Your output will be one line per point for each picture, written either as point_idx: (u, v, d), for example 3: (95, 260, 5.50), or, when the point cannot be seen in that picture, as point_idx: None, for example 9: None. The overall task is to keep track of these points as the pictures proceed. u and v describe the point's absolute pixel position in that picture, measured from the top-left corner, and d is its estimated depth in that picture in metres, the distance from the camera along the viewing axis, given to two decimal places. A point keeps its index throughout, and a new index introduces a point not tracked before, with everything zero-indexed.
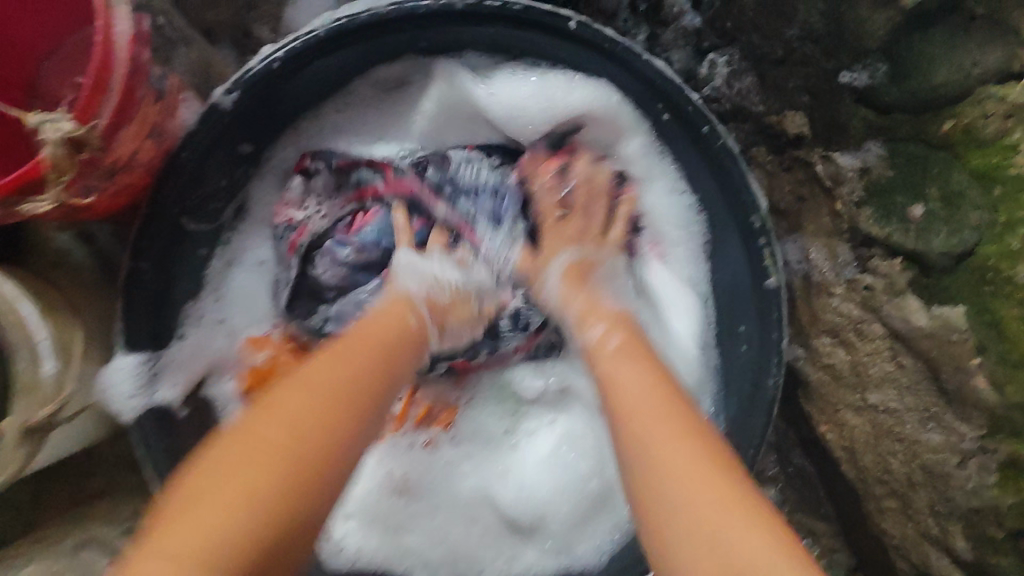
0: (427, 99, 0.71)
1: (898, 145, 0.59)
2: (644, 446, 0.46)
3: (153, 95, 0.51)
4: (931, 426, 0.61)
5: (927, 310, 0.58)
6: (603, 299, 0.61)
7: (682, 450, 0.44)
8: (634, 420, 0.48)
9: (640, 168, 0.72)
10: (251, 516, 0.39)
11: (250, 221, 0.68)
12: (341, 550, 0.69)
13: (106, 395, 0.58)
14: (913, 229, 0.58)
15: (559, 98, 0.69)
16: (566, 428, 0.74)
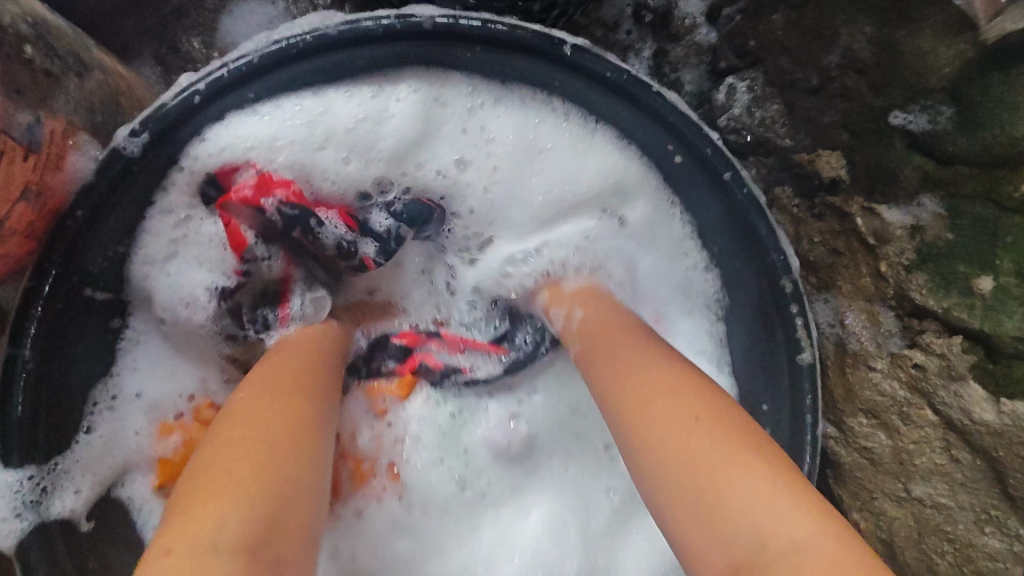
0: (402, 117, 0.53)
1: (960, 204, 0.49)
2: (659, 434, 0.40)
3: (19, 150, 0.39)
4: (989, 530, 0.52)
5: (995, 402, 0.49)
6: (564, 281, 0.55)
7: (681, 412, 0.40)
8: (642, 403, 0.41)
9: (659, 218, 0.58)
10: (246, 515, 0.33)
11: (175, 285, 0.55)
12: None
13: None
14: (978, 306, 0.49)
15: (567, 139, 0.55)
16: (544, 517, 0.60)
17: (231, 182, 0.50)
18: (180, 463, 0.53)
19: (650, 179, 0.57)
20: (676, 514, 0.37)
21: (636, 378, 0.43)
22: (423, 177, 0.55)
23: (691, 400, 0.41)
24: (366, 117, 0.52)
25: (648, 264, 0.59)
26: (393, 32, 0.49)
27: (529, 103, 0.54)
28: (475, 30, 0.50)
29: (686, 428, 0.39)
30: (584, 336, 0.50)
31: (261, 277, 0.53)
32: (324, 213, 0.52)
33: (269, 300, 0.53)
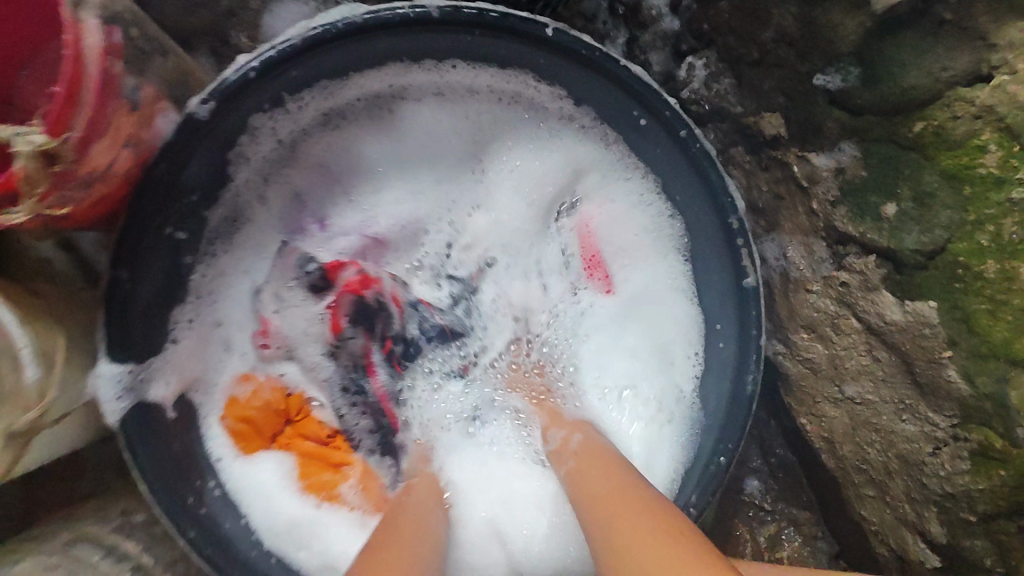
0: (417, 111, 0.69)
1: (870, 145, 0.61)
2: (631, 544, 0.44)
3: (127, 106, 0.50)
4: (907, 416, 0.64)
5: (901, 304, 0.60)
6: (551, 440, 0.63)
7: (633, 524, 0.45)
8: (616, 521, 0.47)
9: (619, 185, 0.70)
10: None
11: (230, 233, 0.67)
12: None
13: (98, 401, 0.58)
14: (886, 227, 0.60)
15: (528, 132, 0.70)
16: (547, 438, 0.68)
17: (338, 275, 0.71)
18: (245, 409, 0.67)
19: (600, 151, 0.69)
20: None
21: (610, 509, 0.48)
22: (421, 167, 0.72)
23: (639, 513, 0.47)
24: (390, 114, 0.69)
25: (609, 223, 0.71)
26: (406, 20, 0.60)
27: (499, 113, 0.69)
28: (472, 16, 0.60)
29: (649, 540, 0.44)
30: (580, 458, 0.58)
31: (349, 348, 0.71)
32: (382, 292, 0.72)
33: (358, 368, 0.71)
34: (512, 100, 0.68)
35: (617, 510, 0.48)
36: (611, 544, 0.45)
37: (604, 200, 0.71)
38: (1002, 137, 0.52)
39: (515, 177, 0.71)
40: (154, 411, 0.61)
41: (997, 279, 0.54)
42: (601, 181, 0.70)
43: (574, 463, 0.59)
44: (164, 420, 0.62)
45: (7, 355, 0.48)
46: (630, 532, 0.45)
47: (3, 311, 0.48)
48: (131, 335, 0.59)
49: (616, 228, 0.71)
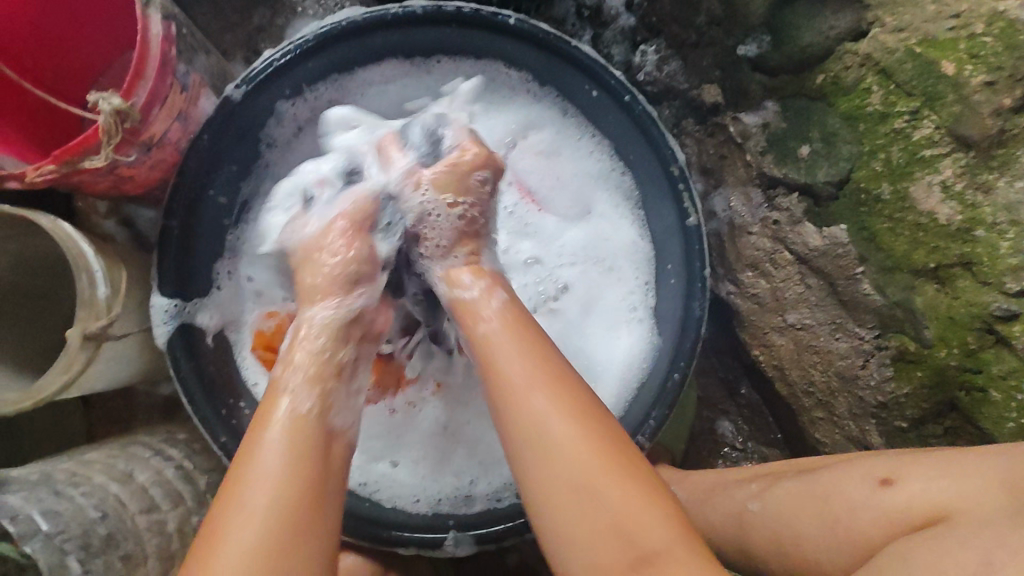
0: (399, 86, 0.83)
1: (788, 100, 0.72)
2: (568, 481, 0.50)
3: (178, 86, 0.65)
4: (839, 335, 0.72)
5: (818, 231, 0.70)
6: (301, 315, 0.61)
7: (574, 433, 0.51)
8: (550, 449, 0.51)
9: (573, 132, 0.83)
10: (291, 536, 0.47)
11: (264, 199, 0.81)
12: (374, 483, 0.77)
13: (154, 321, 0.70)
14: (803, 166, 0.70)
15: (477, 103, 0.84)
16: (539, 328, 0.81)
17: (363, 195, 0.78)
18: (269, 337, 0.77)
19: (540, 112, 0.83)
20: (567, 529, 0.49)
21: (540, 400, 0.53)
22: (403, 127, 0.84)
23: (597, 428, 0.52)
24: (379, 91, 0.83)
25: (567, 158, 0.84)
26: (399, 17, 0.74)
27: (452, 87, 0.83)
28: (451, 12, 0.74)
29: (600, 482, 0.49)
30: (507, 325, 0.59)
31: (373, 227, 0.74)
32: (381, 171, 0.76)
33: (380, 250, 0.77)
34: (471, 67, 0.81)
35: (540, 387, 0.53)
36: (549, 446, 0.51)
37: (546, 153, 0.84)
38: (881, 79, 0.63)
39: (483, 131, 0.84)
40: (196, 333, 0.72)
41: (892, 199, 0.64)
42: (546, 138, 0.84)
43: (496, 326, 0.59)
44: (203, 343, 0.73)
45: (84, 273, 0.61)
46: (569, 452, 0.50)
47: (83, 242, 0.61)
48: (179, 273, 0.72)
49: (563, 176, 0.84)
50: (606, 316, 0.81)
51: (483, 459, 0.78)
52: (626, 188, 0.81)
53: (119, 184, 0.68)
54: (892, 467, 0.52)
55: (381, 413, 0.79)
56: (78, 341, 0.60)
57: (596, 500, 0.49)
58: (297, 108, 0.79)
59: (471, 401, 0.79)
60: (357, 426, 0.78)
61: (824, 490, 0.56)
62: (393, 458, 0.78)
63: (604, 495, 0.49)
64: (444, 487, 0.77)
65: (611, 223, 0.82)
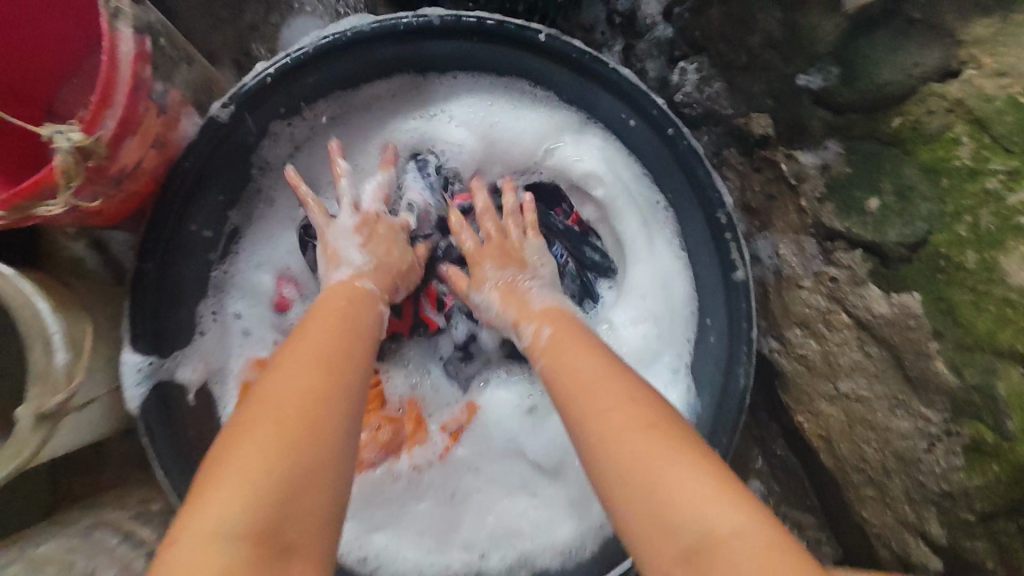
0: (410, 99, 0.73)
1: (856, 143, 0.62)
2: (626, 452, 0.44)
3: (155, 109, 0.55)
4: (901, 412, 0.63)
5: (887, 297, 0.61)
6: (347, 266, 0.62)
7: (639, 437, 0.44)
8: (592, 401, 0.48)
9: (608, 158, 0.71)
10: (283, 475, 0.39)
11: (256, 224, 0.72)
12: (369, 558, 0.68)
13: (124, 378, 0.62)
14: (870, 222, 0.61)
15: (510, 114, 0.73)
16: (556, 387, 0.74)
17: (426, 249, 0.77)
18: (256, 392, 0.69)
19: (567, 128, 0.72)
20: (625, 513, 0.43)
21: (606, 397, 0.48)
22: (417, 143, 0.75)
23: (658, 434, 0.44)
24: (386, 104, 0.73)
25: (600, 184, 0.72)
26: (411, 28, 0.65)
27: (484, 95, 0.72)
28: (471, 23, 0.65)
29: (657, 461, 0.42)
30: (554, 319, 0.60)
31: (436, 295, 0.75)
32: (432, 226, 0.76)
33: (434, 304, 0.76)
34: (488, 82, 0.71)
35: (601, 383, 0.50)
36: (605, 445, 0.45)
37: (592, 178, 0.73)
38: (973, 129, 0.53)
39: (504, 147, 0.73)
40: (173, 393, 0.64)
41: (977, 270, 0.54)
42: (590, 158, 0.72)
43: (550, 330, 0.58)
44: (179, 401, 0.65)
45: (40, 340, 0.52)
46: (633, 445, 0.44)
47: (38, 299, 0.53)
48: (153, 320, 0.64)
49: (608, 207, 0.73)
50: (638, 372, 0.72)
51: (494, 530, 0.70)
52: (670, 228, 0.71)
53: (83, 220, 0.58)
54: None
55: (382, 476, 0.71)
56: (30, 422, 0.51)
57: (665, 496, 0.41)
58: (293, 126, 0.70)
59: (484, 466, 0.73)
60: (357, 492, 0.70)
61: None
62: (395, 527, 0.70)
63: (671, 478, 0.41)
64: (449, 563, 0.68)
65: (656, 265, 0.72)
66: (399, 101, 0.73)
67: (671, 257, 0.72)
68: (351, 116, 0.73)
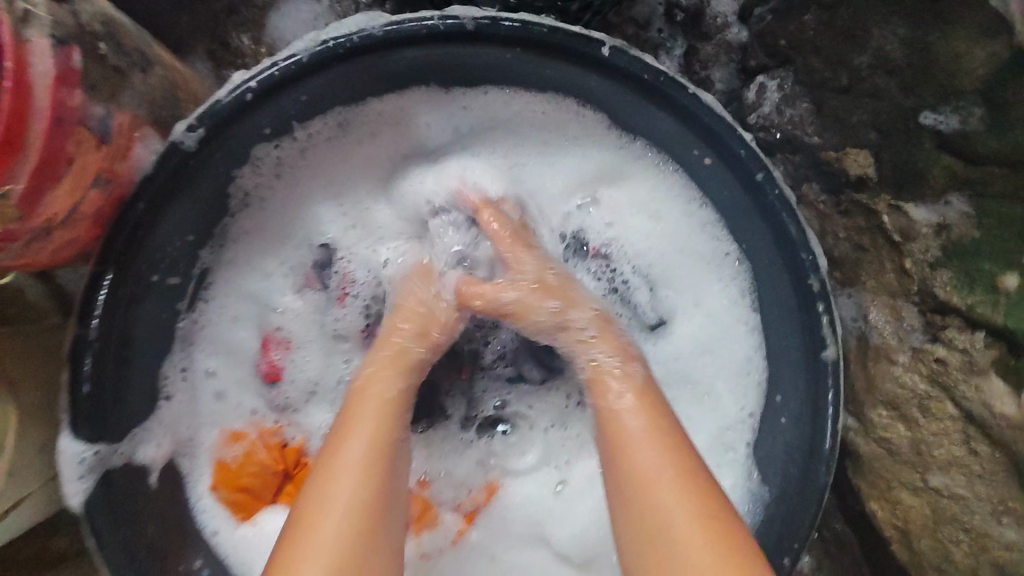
0: (436, 114, 0.59)
1: (986, 202, 0.51)
2: (642, 498, 0.43)
3: (96, 139, 0.40)
4: (1007, 520, 0.54)
5: (1016, 396, 0.50)
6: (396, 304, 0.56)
7: (670, 469, 0.43)
8: (625, 455, 0.45)
9: (674, 199, 0.60)
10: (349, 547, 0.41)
11: (230, 256, 0.57)
12: None
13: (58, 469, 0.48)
14: (1002, 303, 0.50)
15: (541, 149, 0.61)
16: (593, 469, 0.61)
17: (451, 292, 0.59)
18: (236, 473, 0.57)
19: (624, 159, 0.60)
20: (629, 552, 0.44)
21: (639, 429, 0.46)
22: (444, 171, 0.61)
23: (693, 462, 0.44)
24: (408, 122, 0.59)
25: (665, 229, 0.61)
26: (436, 32, 0.49)
27: (511, 122, 0.59)
28: (511, 29, 0.50)
29: (663, 500, 0.42)
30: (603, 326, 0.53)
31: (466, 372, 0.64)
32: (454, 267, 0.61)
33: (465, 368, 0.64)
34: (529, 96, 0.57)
35: (635, 405, 0.47)
36: (625, 464, 0.45)
37: (641, 212, 0.61)
38: None
39: (543, 178, 0.62)
40: (133, 476, 0.51)
41: None
42: (640, 194, 0.61)
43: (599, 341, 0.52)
44: (138, 488, 0.51)
45: None
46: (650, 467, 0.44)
47: None
48: (101, 394, 0.49)
49: (666, 257, 0.62)
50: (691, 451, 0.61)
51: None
52: (735, 281, 0.60)
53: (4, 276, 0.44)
54: None
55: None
56: None
57: (672, 565, 0.41)
58: (279, 152, 0.56)
59: (501, 553, 0.60)
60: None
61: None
62: None
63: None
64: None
65: (710, 327, 0.61)
66: (422, 117, 0.59)
67: (730, 320, 0.60)
68: (352, 134, 0.58)
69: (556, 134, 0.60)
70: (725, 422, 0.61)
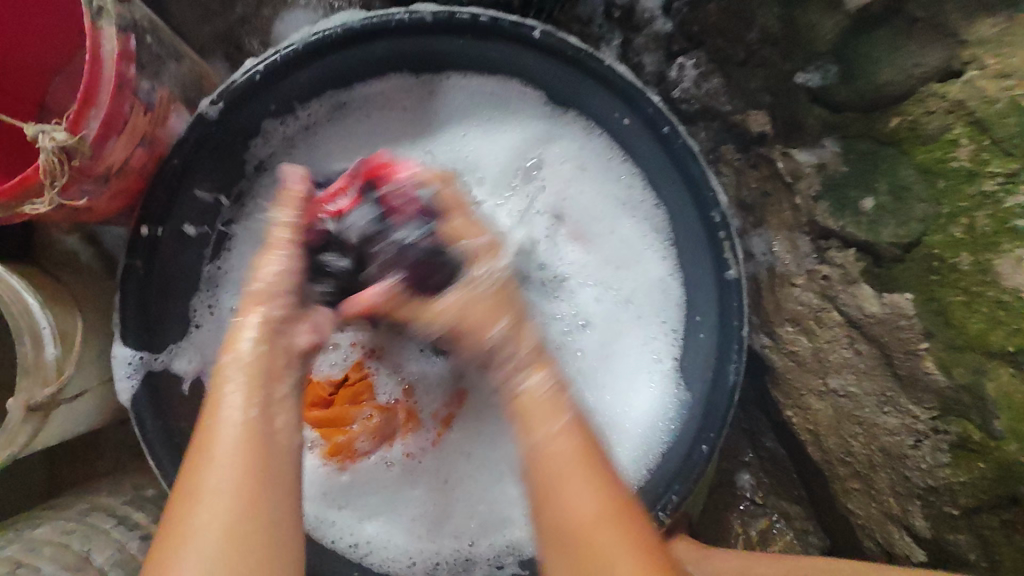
0: (402, 92, 0.71)
1: (851, 142, 0.62)
2: (571, 528, 0.47)
3: (143, 107, 0.54)
4: (888, 409, 0.64)
5: (879, 296, 0.62)
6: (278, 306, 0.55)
7: (583, 478, 0.49)
8: (555, 492, 0.49)
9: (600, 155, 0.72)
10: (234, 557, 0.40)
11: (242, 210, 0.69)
12: (354, 544, 0.70)
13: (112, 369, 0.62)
14: (865, 222, 0.61)
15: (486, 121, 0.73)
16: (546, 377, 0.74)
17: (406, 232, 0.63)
18: None
19: (560, 126, 0.72)
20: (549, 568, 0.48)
21: (569, 469, 0.50)
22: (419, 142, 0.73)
23: (614, 479, 0.50)
24: (383, 102, 0.71)
25: (593, 178, 0.72)
26: (403, 24, 0.63)
27: (461, 102, 0.72)
28: (464, 20, 0.63)
29: (607, 535, 0.47)
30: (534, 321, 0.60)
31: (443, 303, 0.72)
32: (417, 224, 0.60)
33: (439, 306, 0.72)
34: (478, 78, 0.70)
35: (579, 468, 0.50)
36: (554, 498, 0.49)
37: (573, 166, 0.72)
38: (972, 131, 0.53)
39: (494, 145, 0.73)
40: (169, 383, 0.64)
41: (972, 272, 0.55)
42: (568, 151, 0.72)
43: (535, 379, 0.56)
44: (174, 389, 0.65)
45: (28, 333, 0.52)
46: (587, 491, 0.48)
47: (28, 294, 0.53)
48: (143, 312, 0.63)
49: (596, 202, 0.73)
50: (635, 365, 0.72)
51: (485, 518, 0.72)
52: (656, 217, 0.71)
53: (74, 215, 0.58)
54: None
55: (376, 464, 0.73)
56: (20, 412, 0.52)
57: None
58: (282, 127, 0.68)
59: (472, 451, 0.73)
60: (351, 480, 0.72)
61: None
62: (388, 516, 0.72)
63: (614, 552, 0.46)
64: (441, 550, 0.71)
65: (626, 251, 0.72)
66: (394, 95, 0.71)
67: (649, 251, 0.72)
68: (339, 113, 0.71)
69: (498, 107, 0.72)
70: (653, 338, 0.72)
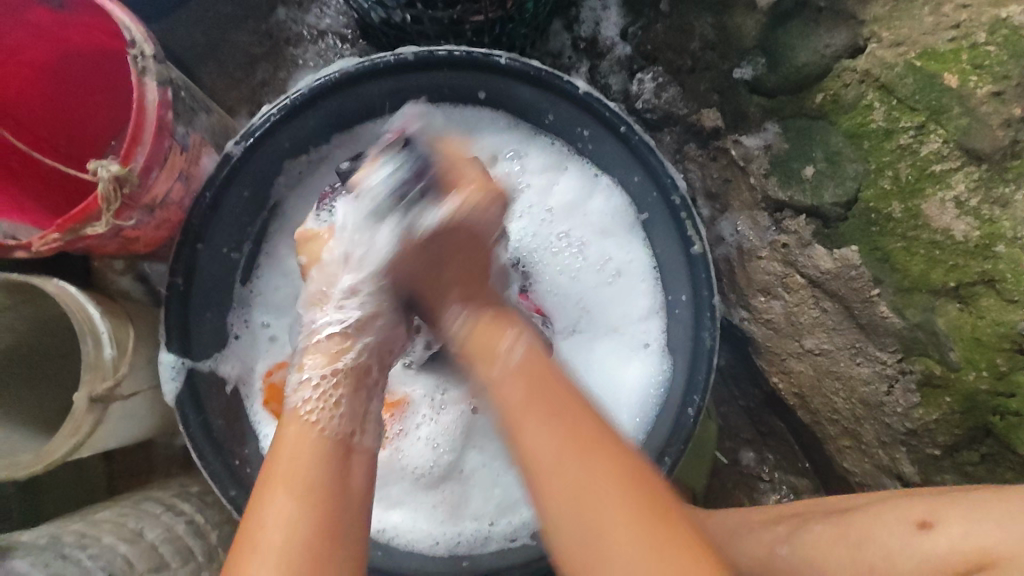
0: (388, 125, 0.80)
1: (788, 121, 0.70)
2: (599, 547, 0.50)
3: (179, 147, 0.66)
4: (861, 359, 0.69)
5: (831, 254, 0.67)
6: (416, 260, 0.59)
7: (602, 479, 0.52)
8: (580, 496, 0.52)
9: (572, 162, 0.80)
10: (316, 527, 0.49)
11: (269, 229, 0.80)
12: (379, 527, 0.75)
13: (160, 372, 0.71)
14: (808, 188, 0.68)
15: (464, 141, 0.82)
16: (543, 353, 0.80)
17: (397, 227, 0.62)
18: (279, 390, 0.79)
19: (533, 140, 0.81)
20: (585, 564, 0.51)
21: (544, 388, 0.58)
22: None
23: (589, 431, 0.55)
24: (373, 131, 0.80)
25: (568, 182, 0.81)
26: (390, 65, 0.72)
27: None
28: (442, 56, 0.72)
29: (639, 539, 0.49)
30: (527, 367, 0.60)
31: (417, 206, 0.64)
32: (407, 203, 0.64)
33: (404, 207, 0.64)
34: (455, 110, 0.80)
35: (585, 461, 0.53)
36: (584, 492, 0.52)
37: (550, 172, 0.81)
38: (881, 94, 0.61)
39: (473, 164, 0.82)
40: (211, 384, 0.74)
41: (904, 218, 0.61)
42: (543, 163, 0.81)
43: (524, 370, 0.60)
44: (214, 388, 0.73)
45: (90, 335, 0.62)
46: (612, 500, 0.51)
47: (90, 306, 0.64)
48: (184, 323, 0.72)
49: (579, 200, 0.81)
50: (616, 351, 0.80)
51: (500, 501, 0.77)
52: (621, 222, 0.80)
53: (126, 245, 0.69)
54: (928, 508, 0.50)
55: (390, 455, 0.78)
56: (85, 404, 0.62)
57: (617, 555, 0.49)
58: (301, 163, 0.79)
59: (485, 443, 0.79)
60: None
61: (858, 533, 0.52)
62: (410, 504, 0.77)
63: (619, 532, 0.50)
64: (462, 530, 0.76)
65: (601, 238, 0.81)
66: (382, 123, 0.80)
67: (626, 239, 0.80)
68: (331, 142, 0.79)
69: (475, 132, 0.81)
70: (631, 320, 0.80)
